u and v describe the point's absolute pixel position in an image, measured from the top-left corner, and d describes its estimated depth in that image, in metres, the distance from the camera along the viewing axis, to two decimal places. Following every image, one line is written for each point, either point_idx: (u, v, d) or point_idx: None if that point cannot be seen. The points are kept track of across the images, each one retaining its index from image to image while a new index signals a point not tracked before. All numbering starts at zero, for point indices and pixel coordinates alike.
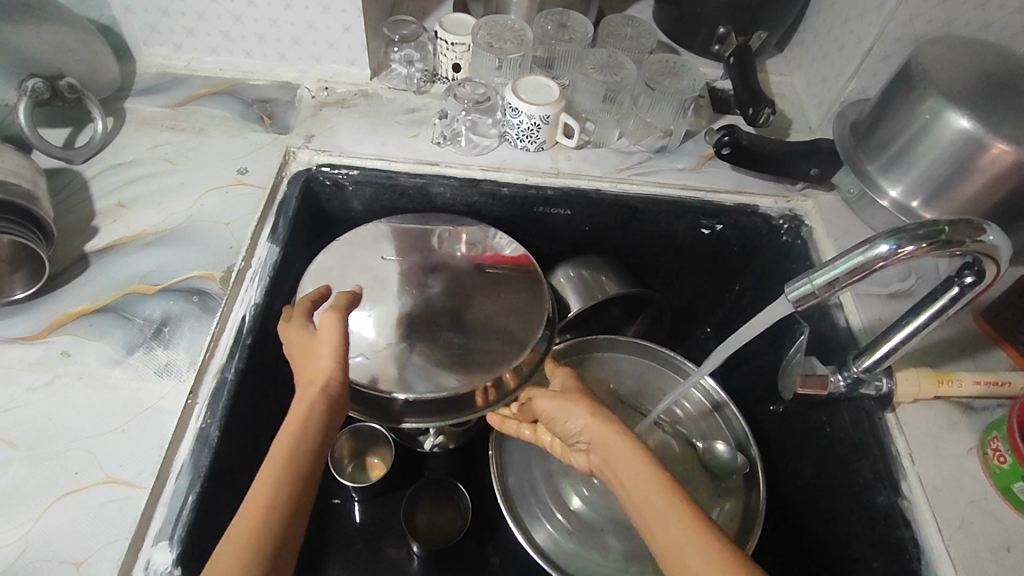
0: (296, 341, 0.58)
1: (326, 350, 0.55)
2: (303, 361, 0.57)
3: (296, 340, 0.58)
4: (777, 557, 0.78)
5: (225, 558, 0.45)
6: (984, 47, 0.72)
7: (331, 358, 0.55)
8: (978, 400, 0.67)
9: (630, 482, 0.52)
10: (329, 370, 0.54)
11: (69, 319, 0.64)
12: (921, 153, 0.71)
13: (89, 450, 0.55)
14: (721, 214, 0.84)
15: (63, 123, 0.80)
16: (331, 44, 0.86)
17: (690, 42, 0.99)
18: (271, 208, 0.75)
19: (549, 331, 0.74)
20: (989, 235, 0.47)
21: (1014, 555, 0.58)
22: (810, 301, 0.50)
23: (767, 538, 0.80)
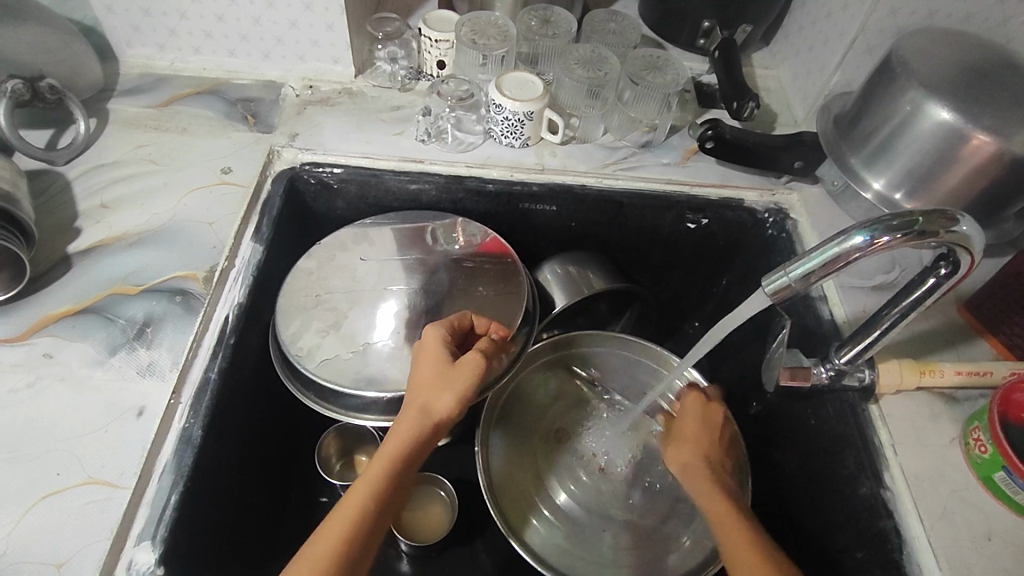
0: (427, 365, 0.60)
1: (451, 389, 0.58)
2: (419, 383, 0.59)
3: (426, 363, 0.60)
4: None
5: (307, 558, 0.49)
6: (965, 37, 0.72)
7: (454, 401, 0.57)
8: (961, 391, 0.67)
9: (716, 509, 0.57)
10: (445, 411, 0.57)
11: (51, 320, 0.63)
12: (903, 146, 0.72)
13: (70, 452, 0.55)
14: (706, 208, 0.84)
15: (45, 125, 0.80)
16: (314, 42, 0.86)
17: (675, 37, 0.99)
18: (254, 208, 0.75)
19: (529, 321, 0.75)
20: (961, 225, 0.47)
21: (994, 544, 0.58)
22: (787, 294, 0.50)
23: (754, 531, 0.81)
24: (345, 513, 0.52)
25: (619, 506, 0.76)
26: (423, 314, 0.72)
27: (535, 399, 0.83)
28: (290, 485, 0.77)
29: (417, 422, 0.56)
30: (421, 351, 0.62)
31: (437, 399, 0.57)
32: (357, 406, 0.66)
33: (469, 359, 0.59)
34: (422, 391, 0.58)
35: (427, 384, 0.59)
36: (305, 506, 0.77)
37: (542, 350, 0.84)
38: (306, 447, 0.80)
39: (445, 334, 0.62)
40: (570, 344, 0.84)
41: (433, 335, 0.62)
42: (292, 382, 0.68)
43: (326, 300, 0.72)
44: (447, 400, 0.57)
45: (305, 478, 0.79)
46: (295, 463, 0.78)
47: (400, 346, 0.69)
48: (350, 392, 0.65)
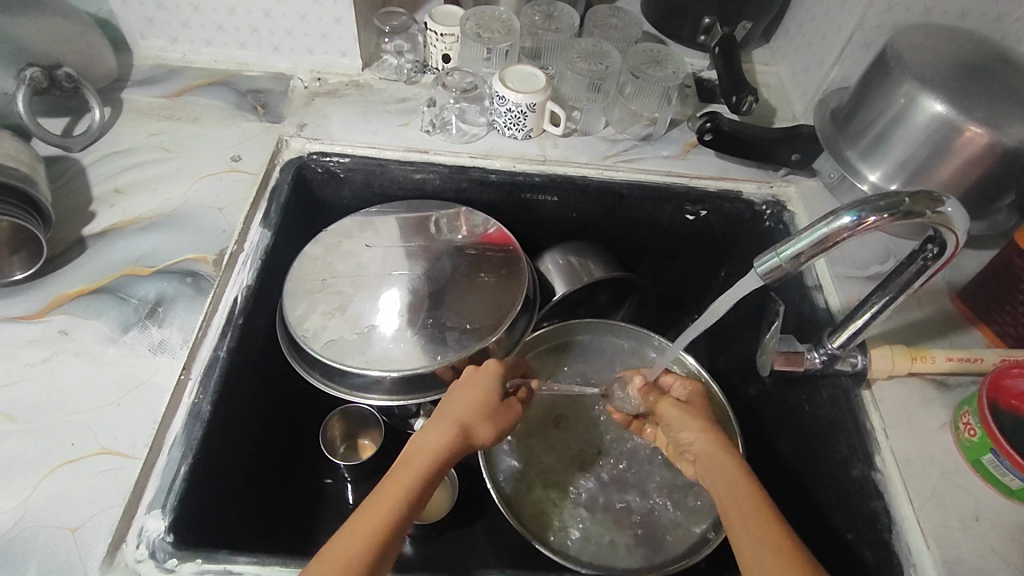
0: (477, 386, 0.61)
1: (500, 422, 0.60)
2: (468, 402, 0.59)
3: (476, 386, 0.61)
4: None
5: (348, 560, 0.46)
6: (959, 33, 0.74)
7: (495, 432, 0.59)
8: (952, 377, 0.69)
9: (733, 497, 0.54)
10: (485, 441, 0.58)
11: (66, 299, 0.66)
12: (898, 138, 0.73)
13: (84, 423, 0.57)
14: (705, 200, 0.85)
15: (61, 113, 0.82)
16: (323, 35, 0.88)
17: (676, 33, 1.01)
18: (263, 195, 0.77)
19: (530, 305, 0.77)
20: (946, 206, 0.49)
21: (982, 524, 0.59)
22: (778, 275, 0.52)
23: None
24: (377, 512, 0.49)
25: (617, 490, 0.78)
26: (427, 299, 0.74)
27: (536, 385, 0.85)
28: (296, 466, 0.78)
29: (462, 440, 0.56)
30: (473, 373, 0.62)
31: (480, 425, 0.58)
32: (362, 384, 0.67)
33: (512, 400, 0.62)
34: (468, 408, 0.58)
35: (478, 403, 0.59)
36: (310, 487, 0.79)
37: (545, 337, 0.86)
38: (310, 429, 0.81)
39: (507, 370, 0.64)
40: (574, 330, 0.87)
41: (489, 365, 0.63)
42: (299, 363, 0.69)
43: (332, 284, 0.74)
44: (489, 428, 0.59)
45: (310, 459, 0.80)
46: (301, 444, 0.80)
47: (404, 329, 0.71)
48: (356, 371, 0.67)
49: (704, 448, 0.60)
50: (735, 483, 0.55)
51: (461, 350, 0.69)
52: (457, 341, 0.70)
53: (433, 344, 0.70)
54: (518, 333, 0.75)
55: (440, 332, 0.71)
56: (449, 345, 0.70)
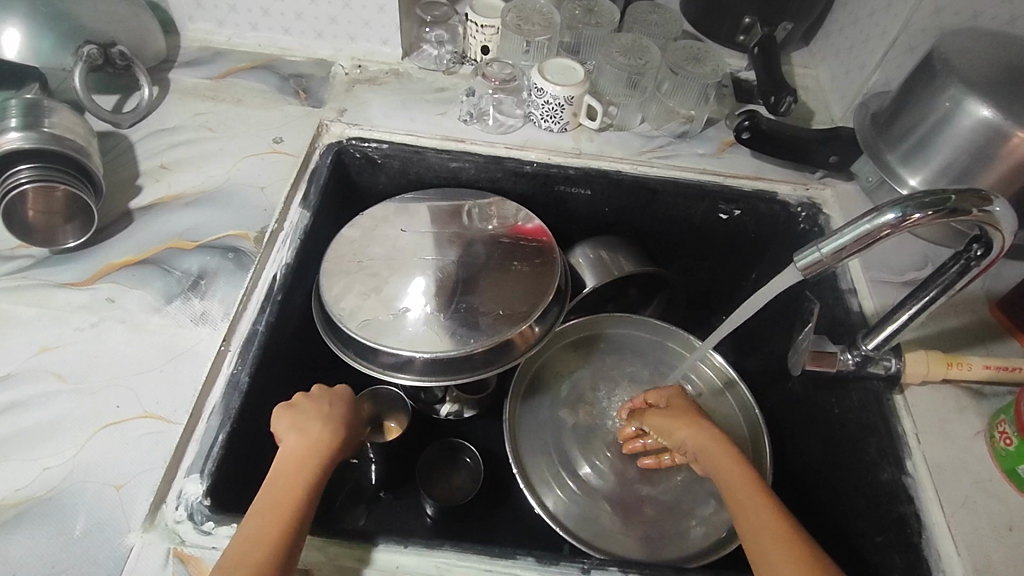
0: (315, 407, 0.62)
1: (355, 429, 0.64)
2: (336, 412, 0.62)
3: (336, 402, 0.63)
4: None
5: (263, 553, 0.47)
6: (1009, 38, 0.73)
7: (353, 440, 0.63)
8: (988, 386, 0.68)
9: (732, 482, 0.58)
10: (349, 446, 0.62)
11: (113, 269, 0.68)
12: (940, 143, 0.72)
13: (129, 387, 0.59)
14: (739, 199, 0.85)
15: (111, 90, 0.84)
16: (366, 23, 0.90)
17: (714, 33, 1.01)
18: (302, 177, 0.79)
19: (562, 294, 0.78)
20: (995, 206, 0.48)
21: (1016, 534, 0.59)
22: (818, 269, 0.51)
23: None
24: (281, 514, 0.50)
25: (642, 483, 0.77)
26: (458, 285, 0.75)
27: (562, 376, 0.86)
28: None
29: (324, 452, 0.57)
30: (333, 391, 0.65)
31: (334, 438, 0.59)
32: (394, 364, 0.68)
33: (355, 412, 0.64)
34: (316, 427, 0.59)
35: (326, 421, 0.60)
36: None
37: (574, 329, 0.87)
38: None
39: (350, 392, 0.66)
40: (605, 322, 0.88)
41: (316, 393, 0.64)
42: (333, 341, 0.71)
43: (367, 266, 0.75)
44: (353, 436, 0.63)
45: None
46: None
47: (436, 313, 0.72)
48: (388, 350, 0.68)
49: (698, 443, 0.64)
50: (748, 479, 0.58)
51: (493, 335, 0.70)
52: (490, 327, 0.71)
53: (465, 329, 0.70)
54: (549, 322, 0.75)
55: (473, 317, 0.72)
56: (481, 330, 0.70)
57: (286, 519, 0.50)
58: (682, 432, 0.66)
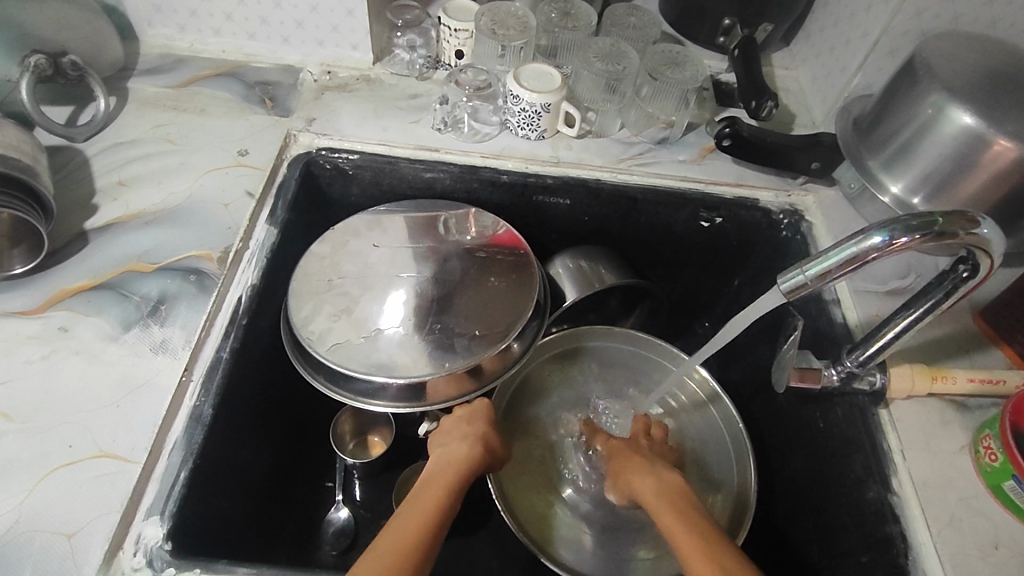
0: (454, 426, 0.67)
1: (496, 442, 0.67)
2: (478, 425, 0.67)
3: (476, 417, 0.68)
4: (762, 551, 0.78)
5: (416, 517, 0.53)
6: (990, 43, 0.71)
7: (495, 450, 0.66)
8: (972, 399, 0.67)
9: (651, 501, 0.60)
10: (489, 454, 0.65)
11: (66, 295, 0.64)
12: (922, 149, 0.71)
13: (82, 424, 0.56)
14: (721, 207, 0.83)
15: (65, 101, 0.80)
16: (334, 28, 0.86)
17: (694, 35, 0.99)
18: (269, 190, 0.76)
19: (541, 309, 0.76)
20: (982, 227, 0.47)
21: (1002, 553, 0.58)
22: (802, 292, 0.50)
23: (757, 533, 0.80)
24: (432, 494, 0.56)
25: None
26: (433, 304, 0.72)
27: (544, 391, 0.84)
28: (297, 468, 0.77)
29: (462, 469, 0.61)
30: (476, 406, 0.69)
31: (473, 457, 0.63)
32: (366, 390, 0.66)
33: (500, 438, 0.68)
34: (456, 444, 0.64)
35: (470, 440, 0.64)
36: (313, 490, 0.78)
37: (555, 342, 0.85)
38: (310, 427, 0.80)
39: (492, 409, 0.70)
40: (587, 334, 0.86)
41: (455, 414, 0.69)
42: (303, 366, 0.68)
43: (338, 285, 0.72)
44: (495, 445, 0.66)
45: (311, 463, 0.79)
46: (305, 445, 0.79)
47: (412, 334, 0.69)
48: (359, 376, 0.65)
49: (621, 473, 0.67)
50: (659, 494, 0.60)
51: (470, 356, 0.68)
52: (466, 349, 0.69)
53: (441, 351, 0.68)
54: (527, 341, 0.72)
55: (449, 338, 0.69)
56: (457, 352, 0.68)
57: (428, 521, 0.53)
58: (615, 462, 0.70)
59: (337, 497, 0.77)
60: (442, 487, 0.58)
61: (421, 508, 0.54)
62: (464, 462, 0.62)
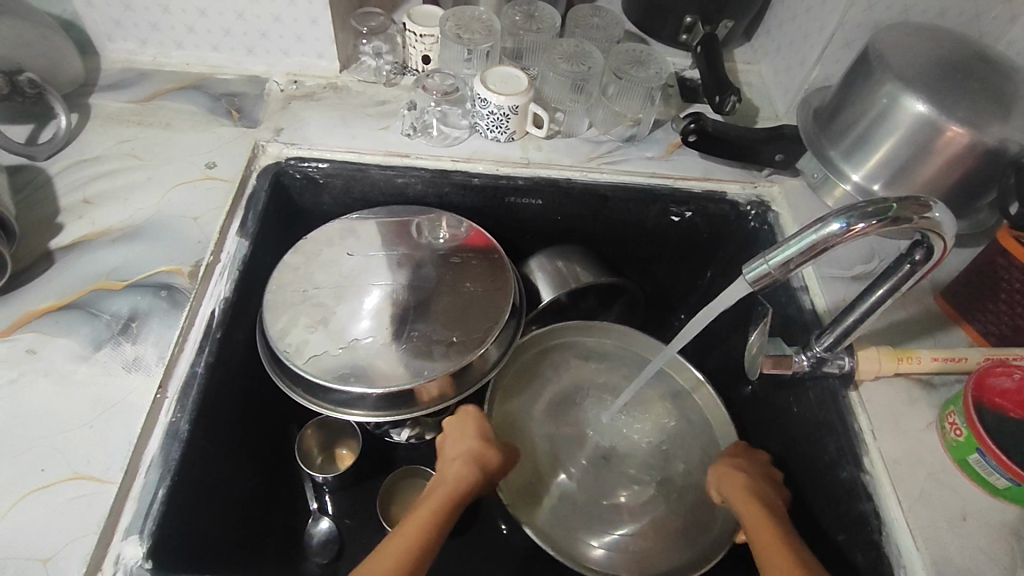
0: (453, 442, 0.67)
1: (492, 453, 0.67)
2: (471, 438, 0.67)
3: (466, 431, 0.68)
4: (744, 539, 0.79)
5: (418, 519, 0.57)
6: (940, 33, 0.74)
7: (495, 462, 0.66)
8: (937, 376, 0.69)
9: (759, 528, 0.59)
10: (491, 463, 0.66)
11: (32, 317, 0.63)
12: (880, 137, 0.73)
13: (54, 447, 0.55)
14: (690, 201, 0.85)
15: (25, 120, 0.79)
16: (298, 37, 0.86)
17: (657, 33, 1.00)
18: (239, 204, 0.75)
19: (517, 309, 0.76)
20: (934, 211, 0.49)
21: (970, 524, 0.60)
22: (766, 281, 0.51)
23: None
24: (436, 499, 0.60)
25: (604, 496, 0.77)
26: (409, 310, 0.72)
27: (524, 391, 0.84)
28: (280, 479, 0.76)
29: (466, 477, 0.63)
30: (465, 418, 0.69)
31: (467, 478, 0.63)
32: (344, 401, 0.66)
33: (500, 453, 0.67)
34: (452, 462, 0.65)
35: (462, 461, 0.64)
36: (295, 498, 0.78)
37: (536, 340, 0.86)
38: (288, 438, 0.80)
39: (485, 424, 0.68)
40: (569, 330, 0.87)
41: (447, 425, 0.69)
42: (280, 378, 0.68)
43: (313, 296, 0.72)
44: (494, 459, 0.66)
45: (291, 473, 0.79)
46: (284, 457, 0.78)
47: (387, 340, 0.69)
48: (337, 386, 0.65)
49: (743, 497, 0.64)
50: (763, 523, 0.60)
51: (447, 362, 0.68)
52: (443, 353, 0.69)
53: (419, 357, 0.68)
54: (505, 342, 0.73)
55: (426, 345, 0.69)
56: (435, 358, 0.68)
57: (423, 533, 0.55)
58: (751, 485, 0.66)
59: (315, 509, 0.76)
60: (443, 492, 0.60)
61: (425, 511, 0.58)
62: (457, 483, 0.62)
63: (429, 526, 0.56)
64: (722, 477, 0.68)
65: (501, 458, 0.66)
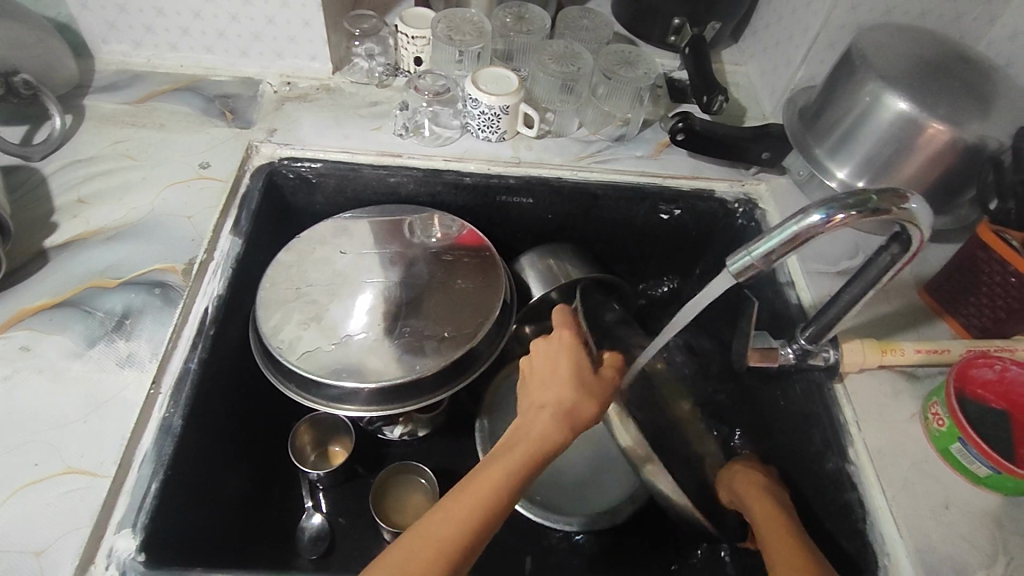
0: (547, 380, 0.59)
1: (589, 398, 0.58)
2: (565, 378, 0.59)
3: (560, 370, 0.59)
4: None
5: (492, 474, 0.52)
6: (920, 33, 0.76)
7: (592, 411, 0.58)
8: (921, 369, 0.70)
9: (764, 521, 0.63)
10: (588, 412, 0.58)
11: (27, 315, 0.64)
12: (864, 135, 0.74)
13: (48, 441, 0.56)
14: (678, 199, 0.86)
15: (19, 121, 0.80)
16: (292, 39, 0.87)
17: (646, 34, 1.02)
18: (232, 203, 0.76)
19: (508, 305, 0.77)
20: (912, 203, 0.50)
21: (953, 512, 0.61)
22: (750, 272, 0.52)
23: None
24: (517, 452, 0.54)
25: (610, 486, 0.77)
26: (401, 307, 0.73)
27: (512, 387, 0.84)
28: (272, 476, 0.77)
29: (554, 430, 0.55)
30: (561, 353, 0.60)
31: (558, 440, 0.55)
32: (337, 396, 0.67)
33: (600, 403, 0.58)
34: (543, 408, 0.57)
35: (550, 409, 0.56)
36: (287, 496, 0.78)
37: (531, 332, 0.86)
38: (280, 436, 0.80)
39: (582, 366, 0.59)
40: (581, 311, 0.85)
41: (543, 357, 0.61)
42: (274, 374, 0.68)
43: (306, 293, 0.73)
44: (590, 408, 0.57)
45: (284, 470, 0.79)
46: (277, 454, 0.79)
47: (380, 337, 0.70)
48: (330, 382, 0.66)
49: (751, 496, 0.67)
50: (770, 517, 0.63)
51: (439, 357, 0.69)
52: (436, 349, 0.70)
53: (411, 353, 0.69)
54: (496, 337, 0.74)
55: (418, 341, 0.70)
56: (427, 354, 0.69)
57: (491, 498, 0.51)
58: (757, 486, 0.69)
59: (308, 505, 0.77)
60: (526, 447, 0.54)
61: (503, 465, 0.53)
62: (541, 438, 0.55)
63: (500, 493, 0.51)
64: (731, 479, 0.72)
65: (599, 409, 0.58)
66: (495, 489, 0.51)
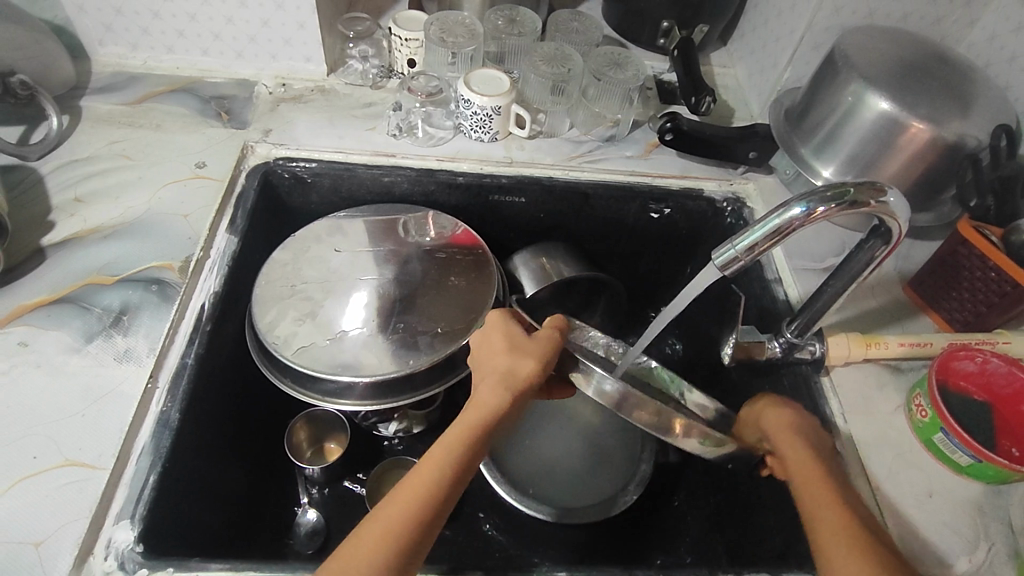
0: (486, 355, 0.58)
1: (527, 359, 0.55)
2: (501, 349, 0.57)
3: (493, 342, 0.58)
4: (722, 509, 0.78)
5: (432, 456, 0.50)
6: (901, 35, 0.78)
7: (532, 369, 0.54)
8: (905, 362, 0.72)
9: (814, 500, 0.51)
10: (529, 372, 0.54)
11: (25, 311, 0.65)
12: (847, 134, 0.76)
13: (47, 435, 0.57)
14: (668, 198, 0.88)
15: (16, 122, 0.81)
16: (287, 41, 0.88)
17: (636, 37, 1.04)
18: (228, 202, 0.77)
19: (500, 302, 0.78)
20: (889, 196, 0.52)
21: (936, 500, 0.62)
22: (735, 265, 0.53)
23: None
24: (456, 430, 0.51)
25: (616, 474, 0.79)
26: (395, 304, 0.74)
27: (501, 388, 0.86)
28: (268, 471, 0.78)
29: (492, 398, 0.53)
30: (492, 327, 0.59)
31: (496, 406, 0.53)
32: (333, 391, 0.68)
33: (535, 359, 0.55)
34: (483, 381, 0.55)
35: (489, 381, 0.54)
36: (281, 492, 0.78)
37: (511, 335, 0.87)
38: (275, 432, 0.81)
39: (512, 330, 0.58)
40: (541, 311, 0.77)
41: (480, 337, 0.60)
42: (271, 371, 0.69)
43: (302, 290, 0.74)
44: (527, 368, 0.54)
45: (280, 465, 0.80)
46: (272, 450, 0.79)
47: (373, 333, 0.71)
48: (327, 376, 0.67)
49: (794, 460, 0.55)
50: (821, 492, 0.51)
51: (432, 353, 0.70)
52: (429, 345, 0.71)
53: (404, 349, 0.70)
54: None
55: (412, 337, 0.71)
56: (421, 349, 0.70)
57: (433, 479, 0.48)
58: (795, 445, 0.56)
59: (304, 501, 0.76)
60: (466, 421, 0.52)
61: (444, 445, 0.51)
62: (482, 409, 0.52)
63: (441, 469, 0.49)
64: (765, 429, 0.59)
65: (535, 364, 0.54)
66: (435, 470, 0.49)
